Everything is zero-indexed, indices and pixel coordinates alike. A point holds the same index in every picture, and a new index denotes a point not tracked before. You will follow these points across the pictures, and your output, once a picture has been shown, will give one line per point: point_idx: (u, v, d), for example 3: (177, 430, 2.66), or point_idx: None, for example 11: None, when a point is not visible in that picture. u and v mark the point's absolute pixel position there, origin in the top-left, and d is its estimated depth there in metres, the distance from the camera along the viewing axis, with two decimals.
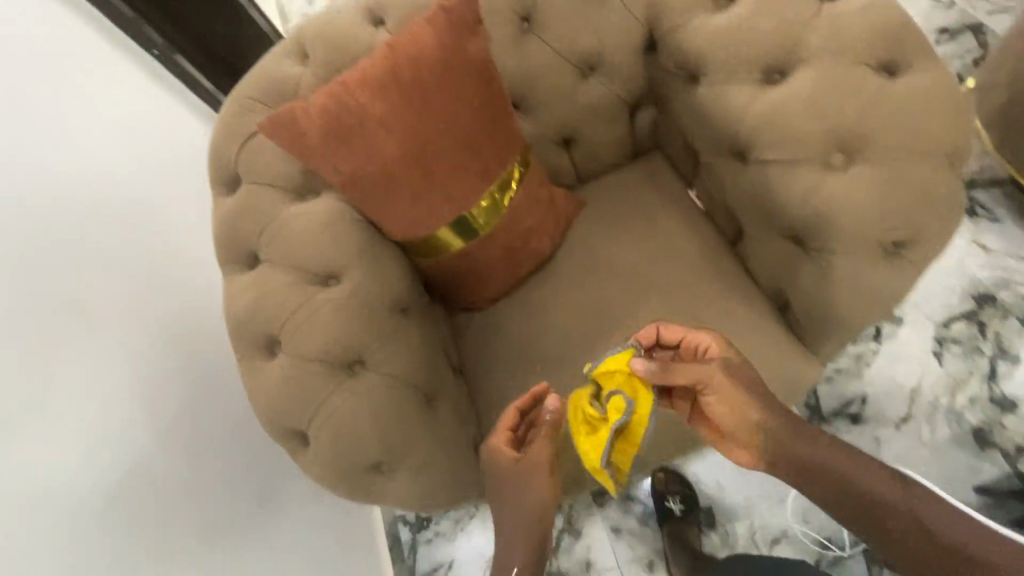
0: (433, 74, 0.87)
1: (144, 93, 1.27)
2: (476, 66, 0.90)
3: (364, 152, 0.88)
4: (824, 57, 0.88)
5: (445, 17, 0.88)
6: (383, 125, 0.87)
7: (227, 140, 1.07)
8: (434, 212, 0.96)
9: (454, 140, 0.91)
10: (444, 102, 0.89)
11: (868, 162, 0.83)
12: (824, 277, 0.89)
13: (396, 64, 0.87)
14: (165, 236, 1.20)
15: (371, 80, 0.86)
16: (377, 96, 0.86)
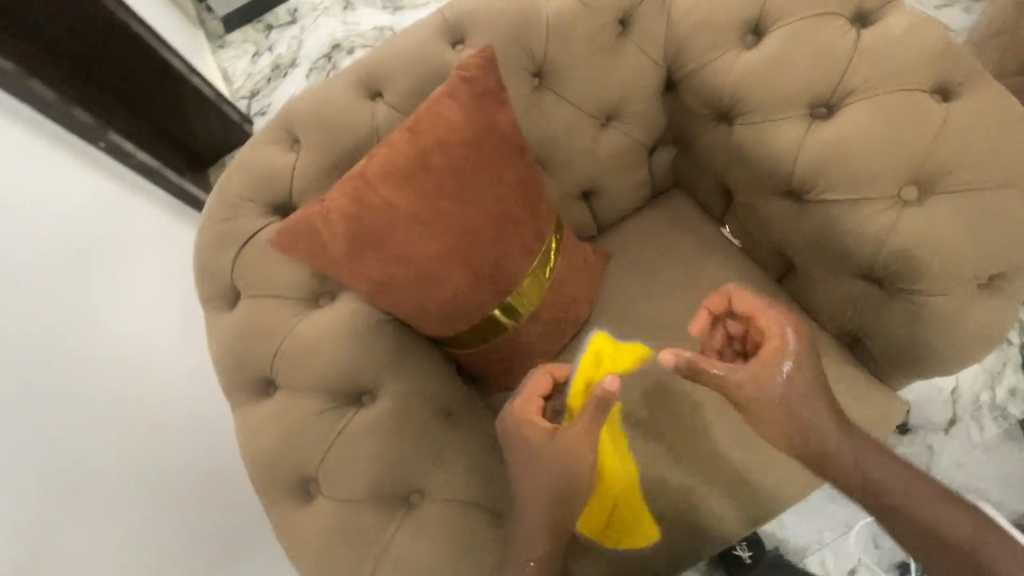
0: (463, 157, 0.78)
1: (106, 195, 1.24)
2: (508, 139, 0.81)
3: (395, 253, 0.78)
4: (875, 87, 0.83)
5: (468, 90, 0.78)
6: (415, 221, 0.77)
7: (221, 251, 0.94)
8: (476, 304, 0.85)
9: (493, 224, 0.81)
10: (478, 186, 0.79)
11: (946, 195, 0.79)
12: (915, 317, 0.83)
13: (421, 150, 0.77)
14: (153, 334, 1.18)
15: (394, 171, 0.76)
16: (404, 187, 0.76)
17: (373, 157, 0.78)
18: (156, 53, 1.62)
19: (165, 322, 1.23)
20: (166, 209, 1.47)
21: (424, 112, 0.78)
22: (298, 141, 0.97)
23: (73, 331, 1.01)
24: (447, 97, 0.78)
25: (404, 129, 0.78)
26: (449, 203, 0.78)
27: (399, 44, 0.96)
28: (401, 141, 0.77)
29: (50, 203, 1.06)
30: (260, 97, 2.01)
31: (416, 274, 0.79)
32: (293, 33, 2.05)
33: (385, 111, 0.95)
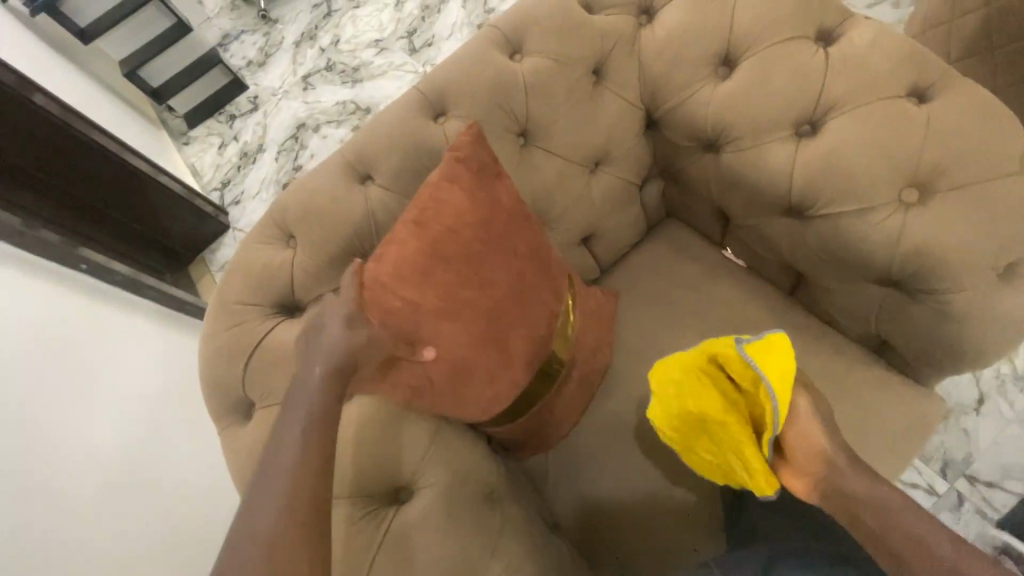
0: (476, 239, 0.78)
1: (84, 314, 1.19)
2: (513, 209, 0.81)
3: (428, 349, 0.78)
4: (854, 99, 0.85)
5: (467, 170, 0.78)
6: (440, 314, 0.77)
7: (228, 362, 0.90)
8: (516, 377, 0.86)
9: (515, 298, 0.81)
10: (497, 264, 0.80)
11: (946, 193, 0.80)
12: (942, 317, 0.83)
13: (431, 243, 0.76)
14: (148, 454, 1.14)
15: (411, 269, 0.75)
16: (425, 281, 0.76)
17: (383, 257, 0.76)
18: (122, 160, 1.62)
19: (156, 438, 1.18)
20: (160, 319, 1.45)
21: (425, 201, 0.77)
22: (292, 235, 0.96)
23: (77, 459, 1.00)
24: (445, 181, 0.78)
25: (408, 222, 0.77)
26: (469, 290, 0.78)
27: (381, 124, 0.96)
28: (410, 235, 0.76)
29: (29, 340, 1.03)
30: (232, 186, 2.00)
31: (450, 365, 0.80)
32: (256, 120, 2.07)
33: (377, 192, 0.94)
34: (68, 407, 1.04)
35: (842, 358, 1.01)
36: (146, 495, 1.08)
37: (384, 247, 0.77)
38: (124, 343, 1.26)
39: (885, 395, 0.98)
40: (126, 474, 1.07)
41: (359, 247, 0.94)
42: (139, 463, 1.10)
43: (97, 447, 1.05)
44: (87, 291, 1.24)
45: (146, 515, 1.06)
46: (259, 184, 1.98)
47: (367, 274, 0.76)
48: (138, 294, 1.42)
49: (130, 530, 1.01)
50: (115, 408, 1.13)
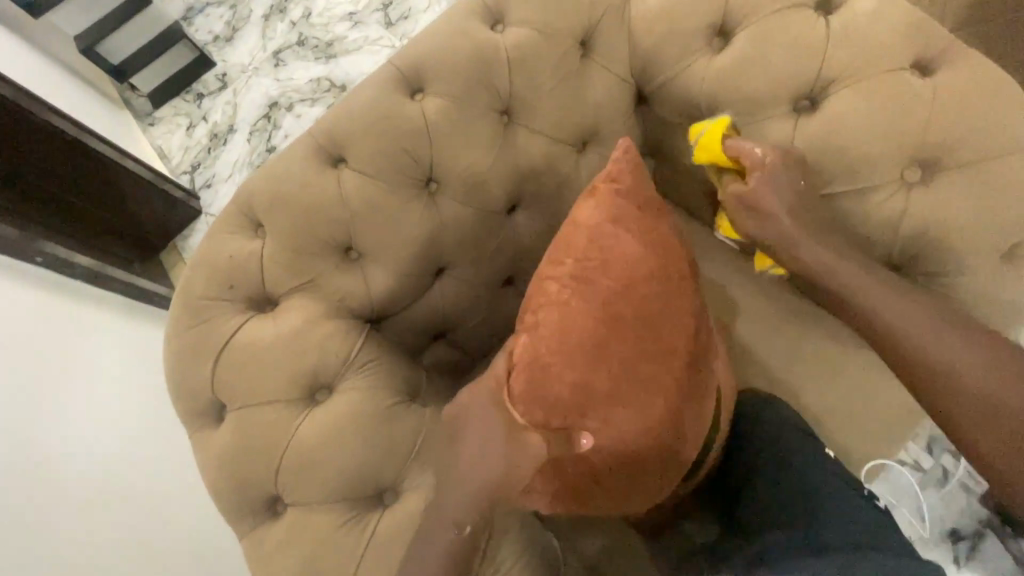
0: (633, 308, 0.73)
1: (48, 305, 1.10)
2: (665, 259, 0.77)
3: (606, 435, 0.72)
4: (857, 73, 0.81)
5: (629, 214, 0.78)
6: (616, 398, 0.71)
7: (195, 362, 0.85)
8: (679, 469, 0.79)
9: (671, 369, 0.74)
10: (652, 340, 0.73)
11: (950, 172, 0.77)
12: (944, 300, 0.81)
13: (587, 303, 0.73)
14: (125, 453, 1.07)
15: (566, 339, 0.72)
16: (602, 351, 0.71)
17: (539, 323, 0.74)
18: (80, 142, 1.50)
19: (133, 436, 1.11)
20: (125, 312, 1.35)
21: (583, 254, 0.76)
22: (261, 224, 0.89)
23: (56, 456, 0.94)
24: (609, 226, 0.77)
25: (566, 280, 0.74)
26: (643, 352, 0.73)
27: (354, 103, 0.89)
28: (575, 293, 0.73)
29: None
30: (203, 168, 1.90)
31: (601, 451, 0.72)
32: (226, 99, 1.95)
33: (352, 178, 0.88)
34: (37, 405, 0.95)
35: (836, 342, 0.99)
36: (128, 493, 1.03)
37: (551, 308, 0.74)
38: (88, 337, 1.16)
39: (880, 378, 0.97)
40: (103, 471, 1.00)
41: (333, 236, 0.88)
42: (117, 460, 1.04)
43: (71, 447, 0.97)
44: (50, 285, 1.15)
45: (125, 515, 1.00)
46: (232, 167, 1.88)
47: (524, 349, 0.73)
48: (103, 286, 1.33)
49: (110, 528, 0.96)
50: (85, 407, 1.04)
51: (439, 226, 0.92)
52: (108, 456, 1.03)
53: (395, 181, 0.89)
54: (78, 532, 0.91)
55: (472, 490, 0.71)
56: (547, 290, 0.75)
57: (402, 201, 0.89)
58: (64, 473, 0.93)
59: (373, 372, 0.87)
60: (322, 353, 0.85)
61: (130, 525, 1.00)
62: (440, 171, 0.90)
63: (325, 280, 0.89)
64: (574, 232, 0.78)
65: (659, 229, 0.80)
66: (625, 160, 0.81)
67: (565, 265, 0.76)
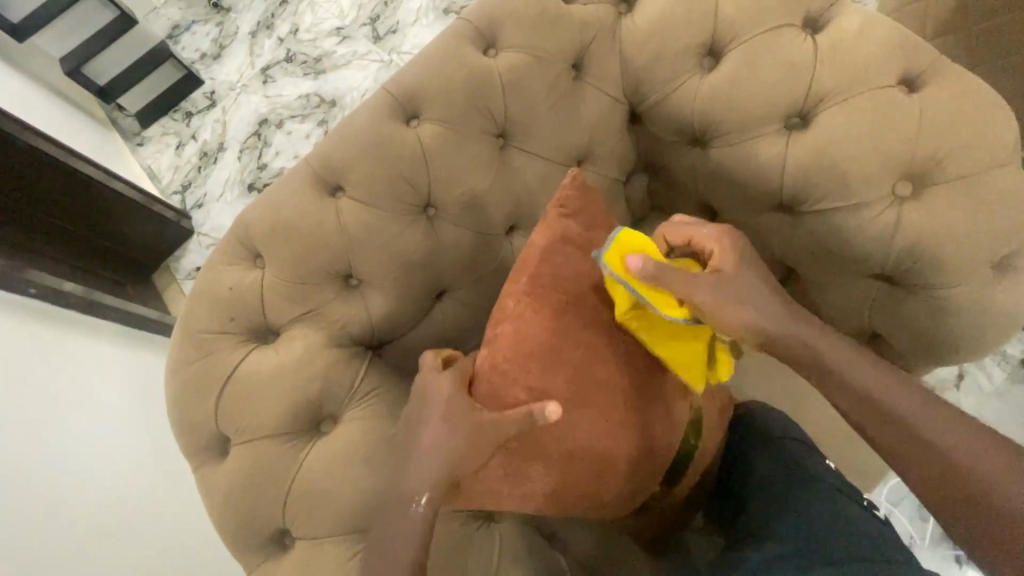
0: (586, 318, 0.77)
1: (43, 336, 1.09)
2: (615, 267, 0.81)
3: (568, 440, 0.75)
4: (846, 90, 0.82)
5: (578, 230, 0.80)
6: (580, 398, 0.75)
7: (198, 395, 0.84)
8: (647, 472, 0.81)
9: (631, 366, 0.78)
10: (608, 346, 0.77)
11: (940, 186, 0.79)
12: (940, 310, 0.83)
13: (544, 313, 0.76)
14: (127, 484, 1.06)
15: (522, 349, 0.75)
16: (558, 359, 0.74)
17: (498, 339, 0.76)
18: (66, 166, 1.50)
19: (132, 465, 1.10)
20: (119, 340, 1.33)
21: (538, 271, 0.78)
22: (260, 254, 0.89)
23: (60, 491, 0.93)
24: (558, 244, 0.79)
25: (522, 294, 0.77)
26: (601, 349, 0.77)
27: (350, 130, 0.89)
28: (532, 306, 0.76)
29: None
30: (194, 188, 1.89)
31: (569, 455, 0.75)
32: (215, 117, 1.94)
33: (350, 205, 0.88)
34: (34, 440, 0.93)
35: None
36: (133, 526, 1.02)
37: (512, 323, 0.76)
38: (83, 365, 1.14)
39: None
40: (107, 503, 1.00)
41: (333, 263, 0.88)
42: (120, 492, 1.04)
43: (70, 481, 0.95)
44: (44, 316, 1.13)
45: (129, 548, 0.99)
46: (223, 185, 1.87)
47: (484, 361, 0.77)
48: (97, 314, 1.31)
49: (118, 562, 0.96)
50: (81, 437, 1.03)
51: (439, 250, 0.92)
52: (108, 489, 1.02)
53: (392, 206, 0.89)
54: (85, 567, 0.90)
55: None
56: (505, 306, 0.78)
57: (401, 227, 0.89)
58: (64, 507, 0.92)
59: (378, 400, 0.87)
60: (326, 382, 0.85)
61: (137, 557, 0.99)
62: (438, 195, 0.91)
63: (325, 308, 0.89)
64: (527, 251, 0.81)
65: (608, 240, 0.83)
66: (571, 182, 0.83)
67: (519, 281, 0.79)
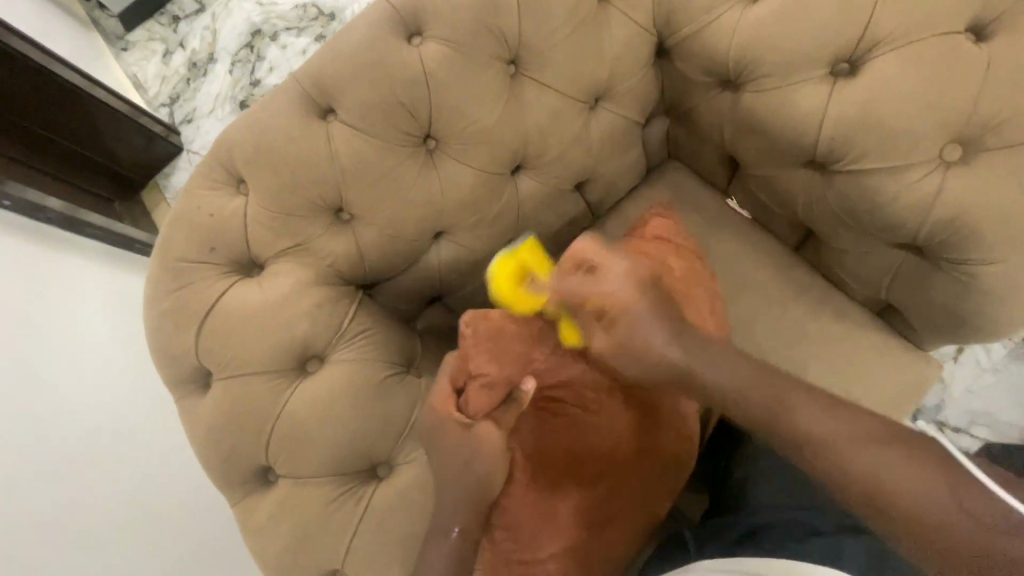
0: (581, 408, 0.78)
1: (28, 254, 1.04)
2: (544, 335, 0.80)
3: (607, 533, 0.76)
4: (907, 33, 0.72)
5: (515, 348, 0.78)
6: (598, 494, 0.76)
7: (177, 329, 0.80)
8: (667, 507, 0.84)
9: (631, 433, 0.78)
10: (608, 426, 0.77)
11: (993, 153, 0.72)
12: (965, 289, 0.78)
13: (545, 491, 0.75)
14: (115, 407, 1.06)
15: (538, 501, 0.74)
16: (562, 476, 0.75)
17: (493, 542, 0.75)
18: (46, 71, 1.37)
19: (119, 387, 1.09)
20: (102, 259, 1.27)
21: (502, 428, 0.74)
22: (243, 180, 0.82)
23: (46, 412, 0.92)
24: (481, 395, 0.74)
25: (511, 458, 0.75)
26: (602, 466, 0.76)
27: (343, 44, 0.79)
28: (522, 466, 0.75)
29: None
30: (182, 102, 1.76)
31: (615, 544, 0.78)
32: (204, 24, 1.78)
33: (342, 133, 0.80)
34: (15, 363, 0.90)
35: (842, 323, 0.96)
36: (120, 449, 1.02)
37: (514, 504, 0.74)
38: (69, 286, 1.11)
39: (882, 361, 0.95)
40: (92, 424, 0.99)
41: (321, 194, 0.81)
42: (106, 413, 1.03)
43: (53, 405, 0.94)
44: (28, 232, 1.07)
45: (116, 471, 1.00)
46: (214, 101, 1.74)
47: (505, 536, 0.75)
48: (77, 232, 1.23)
49: (104, 484, 0.97)
50: (61, 365, 0.99)
51: (438, 188, 0.86)
52: (92, 412, 1.01)
53: (388, 135, 0.81)
54: (69, 488, 0.91)
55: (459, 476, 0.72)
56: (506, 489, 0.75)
57: (397, 159, 0.82)
58: (46, 433, 0.91)
59: (368, 342, 0.84)
60: (313, 321, 0.81)
61: (123, 479, 1.00)
62: (439, 127, 0.83)
63: (313, 243, 0.83)
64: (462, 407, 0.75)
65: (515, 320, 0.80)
66: (474, 341, 0.76)
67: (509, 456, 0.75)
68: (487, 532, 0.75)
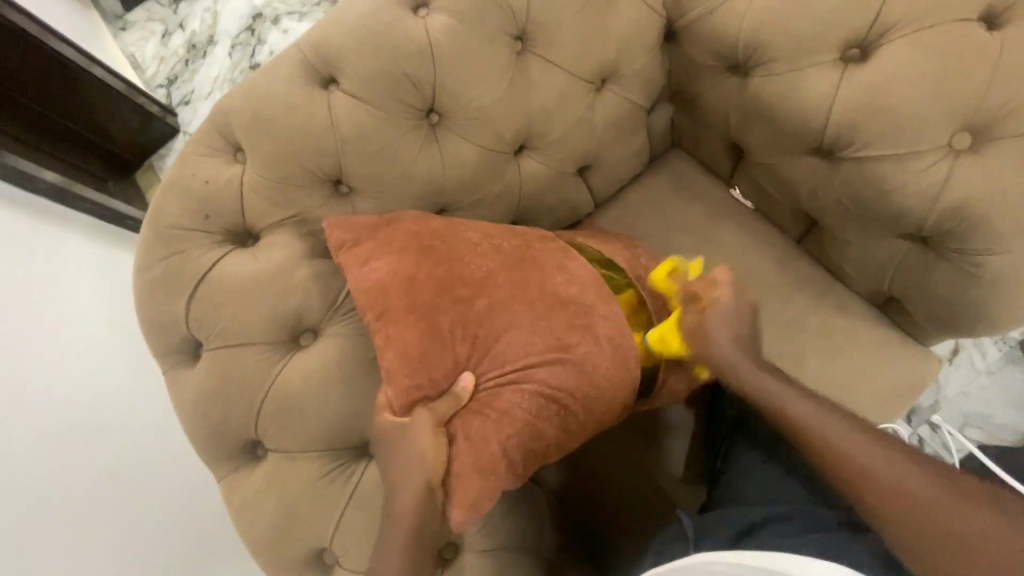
0: (452, 218, 0.78)
1: (13, 225, 1.01)
2: (418, 259, 0.72)
3: (499, 313, 0.71)
4: (920, 19, 0.72)
5: (390, 296, 0.71)
6: (486, 269, 0.73)
7: (167, 298, 0.78)
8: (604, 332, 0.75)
9: (516, 235, 0.79)
10: (484, 225, 0.79)
11: (1002, 143, 0.71)
12: (971, 280, 0.77)
13: (421, 262, 0.72)
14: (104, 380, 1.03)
15: (414, 281, 0.71)
16: (441, 257, 0.73)
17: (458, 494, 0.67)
18: (43, 44, 1.34)
19: (108, 361, 1.06)
20: (94, 234, 1.24)
21: (406, 380, 0.69)
22: (240, 148, 0.80)
23: (31, 386, 0.90)
24: (355, 249, 0.74)
25: (384, 242, 0.74)
26: (482, 246, 0.76)
27: (348, 13, 0.78)
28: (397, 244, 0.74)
29: None
30: (180, 83, 1.73)
31: (516, 334, 0.71)
32: (205, 4, 1.75)
33: (344, 103, 0.78)
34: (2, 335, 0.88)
35: (842, 317, 0.96)
36: (106, 424, 1.00)
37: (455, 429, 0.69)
38: (57, 258, 1.08)
39: (882, 355, 0.94)
40: (76, 400, 0.96)
41: (320, 166, 0.80)
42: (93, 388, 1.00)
43: (39, 380, 0.92)
44: (14, 204, 1.04)
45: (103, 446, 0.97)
46: (212, 83, 1.71)
47: (389, 332, 0.70)
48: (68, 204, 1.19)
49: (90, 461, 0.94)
50: (49, 341, 0.97)
51: (440, 164, 0.84)
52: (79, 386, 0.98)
53: (391, 107, 0.79)
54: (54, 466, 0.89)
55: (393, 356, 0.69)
56: (378, 271, 0.72)
57: (399, 133, 0.81)
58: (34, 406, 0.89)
59: (363, 317, 0.80)
60: (308, 295, 0.78)
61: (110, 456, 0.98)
62: (443, 102, 0.82)
63: (311, 215, 0.81)
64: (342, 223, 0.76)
65: (376, 239, 0.74)
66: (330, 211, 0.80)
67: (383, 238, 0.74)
68: (379, 326, 0.71)
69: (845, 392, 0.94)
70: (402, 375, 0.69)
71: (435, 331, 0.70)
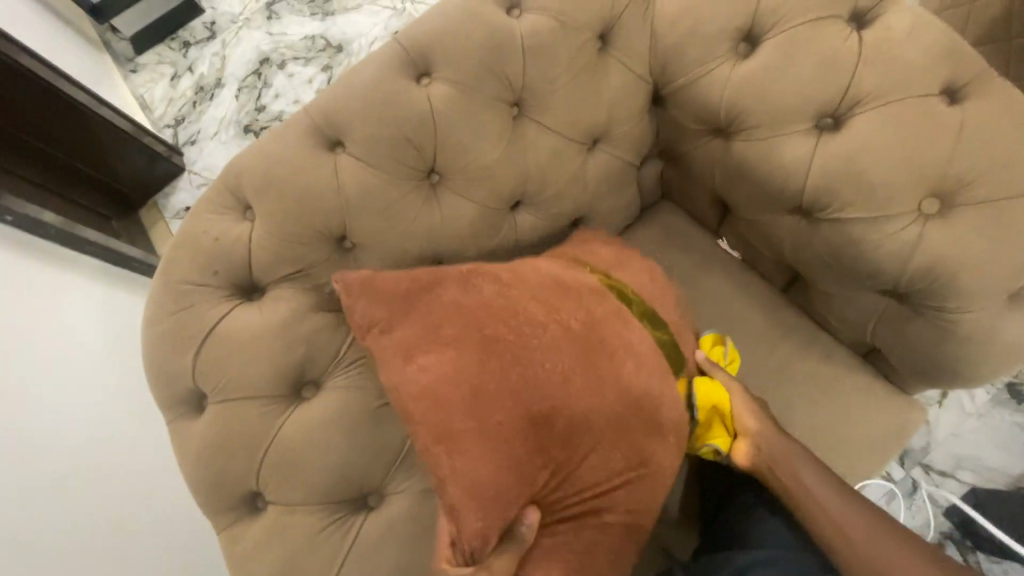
0: (509, 299, 0.72)
1: (25, 270, 1.04)
2: (483, 367, 0.67)
3: (573, 423, 0.69)
4: (886, 94, 0.78)
5: (457, 419, 0.66)
6: (559, 373, 0.69)
7: (175, 350, 0.81)
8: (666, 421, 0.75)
9: (579, 312, 0.74)
10: (542, 302, 0.74)
11: (966, 209, 0.76)
12: (946, 335, 0.81)
13: (488, 377, 0.67)
14: (106, 422, 1.05)
15: (481, 399, 0.66)
16: (511, 368, 0.68)
17: None
18: (58, 91, 1.40)
19: (107, 403, 1.07)
20: (98, 278, 1.27)
21: (487, 509, 0.64)
22: (250, 206, 0.84)
23: (50, 427, 0.92)
24: (403, 360, 0.69)
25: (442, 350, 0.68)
26: (553, 343, 0.70)
27: (355, 82, 0.83)
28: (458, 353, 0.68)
29: None
30: (188, 124, 1.79)
31: (593, 447, 0.69)
32: (214, 50, 1.83)
33: (350, 165, 0.83)
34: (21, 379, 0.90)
35: (829, 366, 0.99)
36: (111, 466, 1.01)
37: (533, 552, 0.69)
38: (65, 302, 1.10)
39: (867, 403, 0.97)
40: (83, 442, 0.98)
41: (326, 224, 0.84)
42: (96, 432, 1.01)
43: (55, 421, 0.93)
44: (27, 249, 1.07)
45: (110, 488, 0.99)
46: (219, 124, 1.78)
47: (455, 459, 0.65)
48: (74, 249, 1.22)
49: (100, 502, 0.95)
50: (56, 379, 0.98)
51: (440, 220, 0.88)
52: (87, 428, 1.00)
53: (394, 169, 0.84)
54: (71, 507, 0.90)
55: (468, 488, 0.65)
56: (438, 386, 0.67)
57: (401, 193, 0.85)
58: (48, 447, 0.90)
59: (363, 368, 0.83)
60: (311, 348, 0.81)
61: (115, 498, 0.99)
62: (443, 163, 0.86)
63: (316, 270, 0.85)
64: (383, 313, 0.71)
65: (426, 331, 0.70)
66: (346, 295, 0.73)
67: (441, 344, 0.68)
68: (445, 453, 0.66)
69: (833, 439, 0.96)
70: (480, 511, 0.64)
71: (513, 457, 0.66)
